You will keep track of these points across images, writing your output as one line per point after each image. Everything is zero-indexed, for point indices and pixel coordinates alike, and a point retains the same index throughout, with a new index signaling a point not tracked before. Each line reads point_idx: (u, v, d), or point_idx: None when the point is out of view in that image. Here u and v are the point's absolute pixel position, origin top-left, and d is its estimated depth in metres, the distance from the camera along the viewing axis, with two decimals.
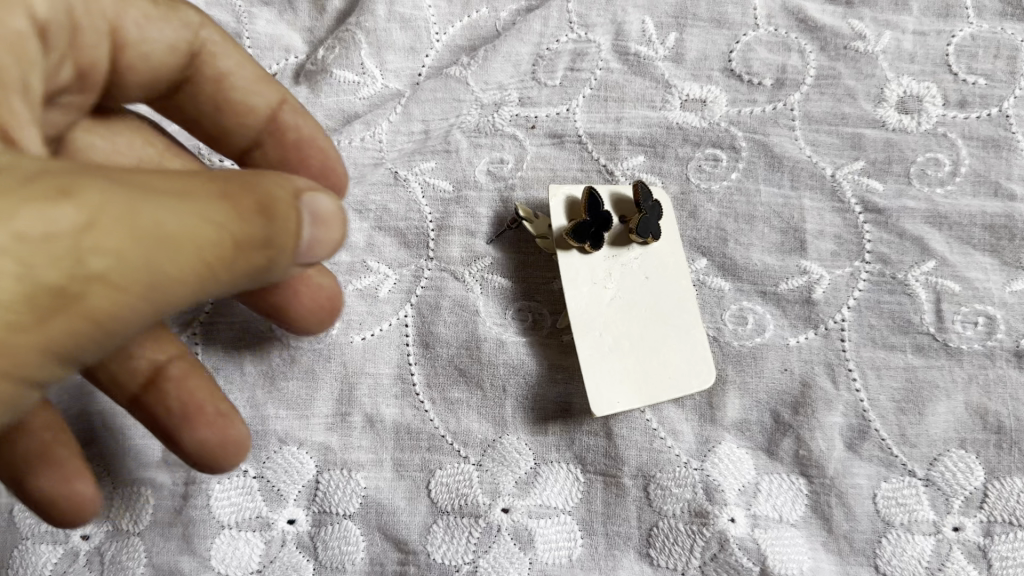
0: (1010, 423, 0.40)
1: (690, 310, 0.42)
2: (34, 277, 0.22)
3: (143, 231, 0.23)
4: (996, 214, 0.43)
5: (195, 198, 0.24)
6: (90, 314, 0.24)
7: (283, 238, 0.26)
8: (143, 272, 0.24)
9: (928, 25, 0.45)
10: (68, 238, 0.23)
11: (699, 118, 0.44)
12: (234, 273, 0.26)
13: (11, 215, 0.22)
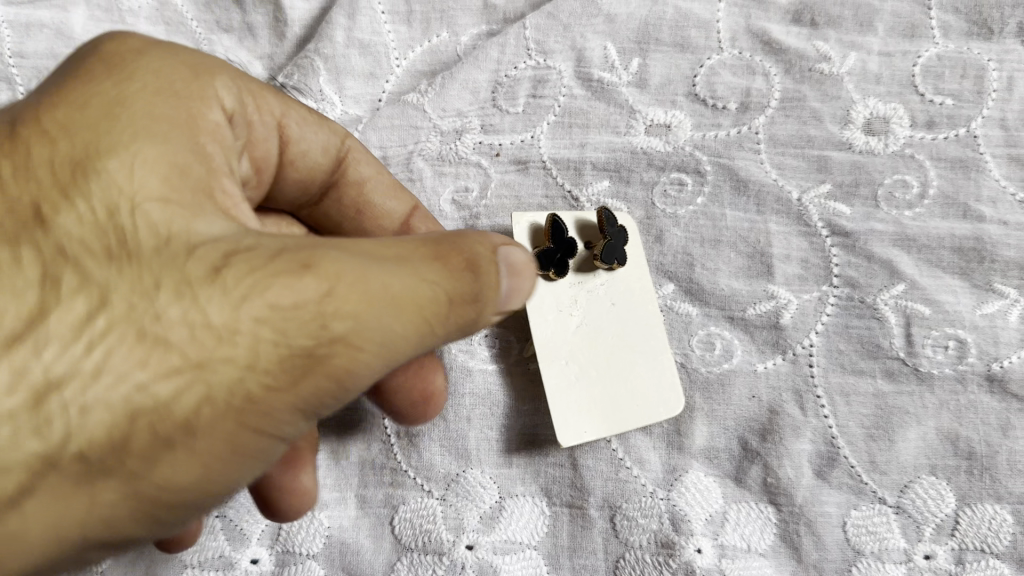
0: (981, 449, 0.40)
1: (658, 337, 0.42)
2: (289, 343, 0.26)
3: (377, 296, 0.27)
4: (965, 236, 0.42)
5: (415, 263, 0.28)
6: (335, 374, 0.27)
7: (486, 294, 0.30)
8: (379, 330, 0.27)
9: (894, 46, 0.45)
10: (321, 305, 0.26)
11: (663, 142, 0.44)
12: (451, 324, 0.29)
13: (265, 289, 0.25)
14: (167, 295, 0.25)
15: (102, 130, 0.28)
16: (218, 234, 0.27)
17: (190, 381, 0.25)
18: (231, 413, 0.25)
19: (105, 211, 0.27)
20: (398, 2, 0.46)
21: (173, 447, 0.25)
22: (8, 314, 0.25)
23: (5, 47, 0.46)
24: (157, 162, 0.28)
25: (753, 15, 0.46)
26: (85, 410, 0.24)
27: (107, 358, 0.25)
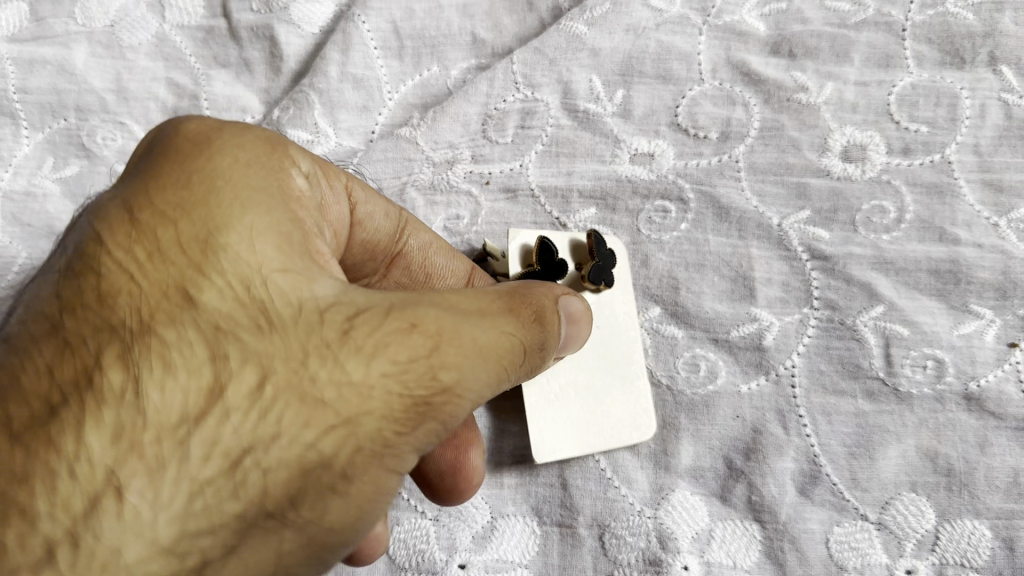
0: (959, 465, 0.41)
1: (638, 363, 0.43)
2: (412, 394, 0.29)
3: (484, 343, 0.30)
4: (942, 258, 0.44)
5: (504, 309, 0.31)
6: (456, 413, 0.30)
7: (550, 341, 0.33)
8: (490, 374, 0.30)
9: (870, 76, 0.47)
10: (443, 357, 0.29)
11: (647, 171, 0.45)
12: (536, 362, 0.33)
13: (392, 348, 0.28)
14: (315, 361, 0.28)
15: (228, 207, 0.29)
16: (337, 297, 0.29)
17: (343, 434, 0.28)
18: (379, 458, 0.29)
19: (239, 287, 0.28)
20: (390, 37, 0.48)
21: (338, 493, 0.28)
22: (187, 392, 0.27)
23: (9, 84, 0.48)
24: (270, 232, 0.30)
25: (733, 46, 0.47)
26: (267, 469, 0.27)
27: (279, 421, 0.27)
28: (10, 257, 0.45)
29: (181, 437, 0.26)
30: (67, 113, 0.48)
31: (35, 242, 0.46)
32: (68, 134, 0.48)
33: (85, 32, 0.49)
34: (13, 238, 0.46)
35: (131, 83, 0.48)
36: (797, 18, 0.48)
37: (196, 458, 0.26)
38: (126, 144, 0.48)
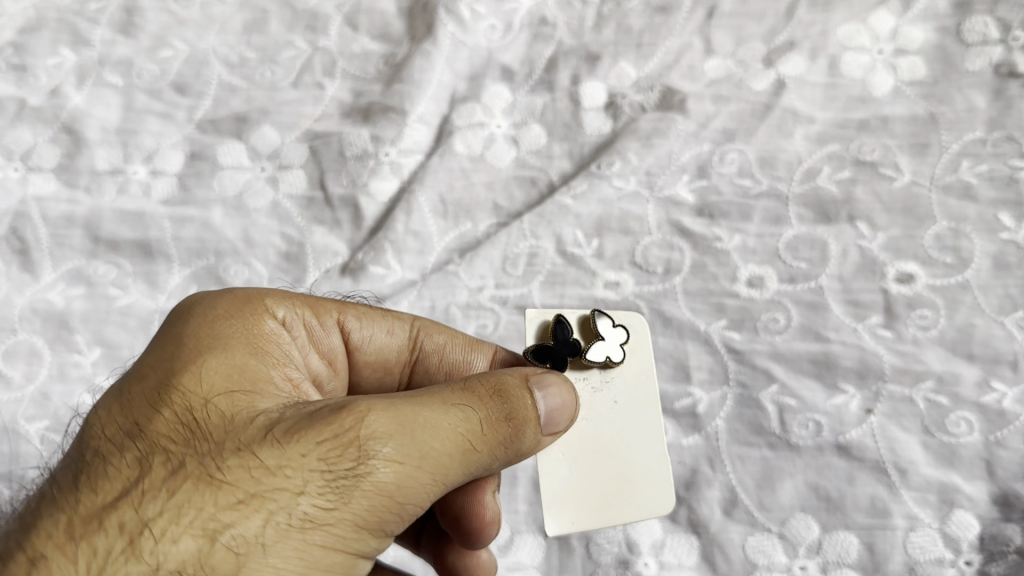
0: (835, 493, 0.59)
1: (652, 432, 0.56)
2: (329, 470, 0.42)
3: (401, 423, 0.43)
4: (818, 352, 0.63)
5: (442, 404, 0.44)
6: (374, 487, 0.42)
7: (516, 411, 0.47)
8: (405, 450, 0.42)
9: (766, 230, 0.67)
10: (346, 439, 0.42)
11: (615, 294, 0.66)
12: (479, 443, 0.45)
13: (303, 437, 0.42)
14: (231, 454, 0.43)
15: (188, 363, 0.47)
16: (268, 415, 0.45)
17: (256, 506, 0.41)
18: (289, 528, 0.41)
19: (185, 416, 0.45)
20: (438, 205, 0.69)
21: (256, 555, 0.40)
22: (121, 487, 0.42)
23: (167, 235, 0.69)
24: (220, 376, 0.47)
25: (672, 211, 0.68)
26: (176, 539, 0.40)
27: (190, 501, 0.41)
28: None
29: (107, 517, 0.41)
30: (207, 254, 0.68)
31: None
32: (207, 269, 0.68)
33: (219, 198, 0.70)
34: None
35: (254, 234, 0.69)
36: (715, 190, 0.68)
37: (114, 532, 0.40)
38: (249, 276, 0.67)
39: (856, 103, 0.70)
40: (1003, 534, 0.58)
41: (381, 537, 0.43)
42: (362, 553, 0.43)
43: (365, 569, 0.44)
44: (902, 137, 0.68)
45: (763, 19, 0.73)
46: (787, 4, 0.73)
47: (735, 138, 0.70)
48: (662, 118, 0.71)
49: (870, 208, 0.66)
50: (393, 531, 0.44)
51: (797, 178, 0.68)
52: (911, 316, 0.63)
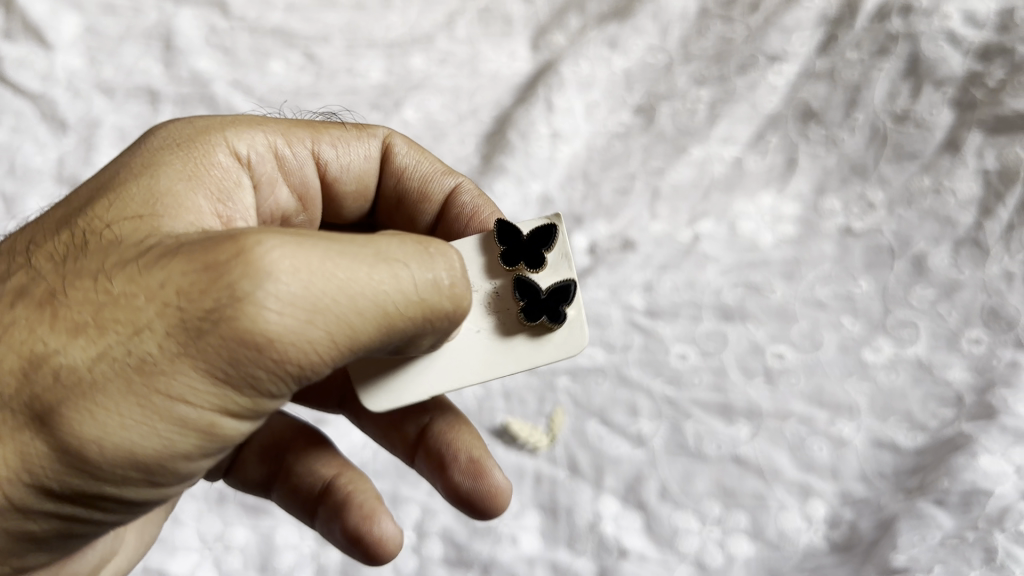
0: (731, 487, 0.91)
1: (469, 369, 0.64)
2: (181, 311, 0.48)
3: (284, 266, 0.47)
4: (721, 399, 0.97)
5: (335, 260, 0.48)
6: (228, 333, 0.47)
7: (436, 278, 0.52)
8: (280, 300, 0.47)
9: (688, 324, 1.03)
10: (213, 280, 0.47)
11: (591, 360, 1.01)
12: (366, 310, 0.49)
13: (174, 276, 0.49)
14: (100, 281, 0.51)
15: (108, 194, 0.59)
16: (164, 248, 0.52)
17: (102, 339, 0.49)
18: (127, 366, 0.48)
19: (80, 240, 0.56)
20: None
21: (88, 384, 0.48)
22: (16, 283, 0.55)
23: None
24: (129, 212, 0.57)
25: (629, 313, 1.05)
26: (17, 354, 0.50)
27: (46, 323, 0.51)
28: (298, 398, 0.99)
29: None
30: None
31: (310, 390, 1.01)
32: None
33: None
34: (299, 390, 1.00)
35: None
36: (657, 300, 1.05)
37: None
38: None
39: (749, 250, 1.08)
40: (840, 512, 0.89)
41: (245, 389, 0.48)
42: (212, 404, 0.49)
43: (230, 416, 0.50)
44: (778, 271, 1.06)
45: (688, 199, 1.13)
46: (703, 190, 1.13)
47: (669, 269, 1.08)
48: (622, 255, 1.09)
49: (755, 313, 1.03)
50: (261, 385, 0.49)
51: (709, 294, 1.05)
52: (784, 380, 0.98)
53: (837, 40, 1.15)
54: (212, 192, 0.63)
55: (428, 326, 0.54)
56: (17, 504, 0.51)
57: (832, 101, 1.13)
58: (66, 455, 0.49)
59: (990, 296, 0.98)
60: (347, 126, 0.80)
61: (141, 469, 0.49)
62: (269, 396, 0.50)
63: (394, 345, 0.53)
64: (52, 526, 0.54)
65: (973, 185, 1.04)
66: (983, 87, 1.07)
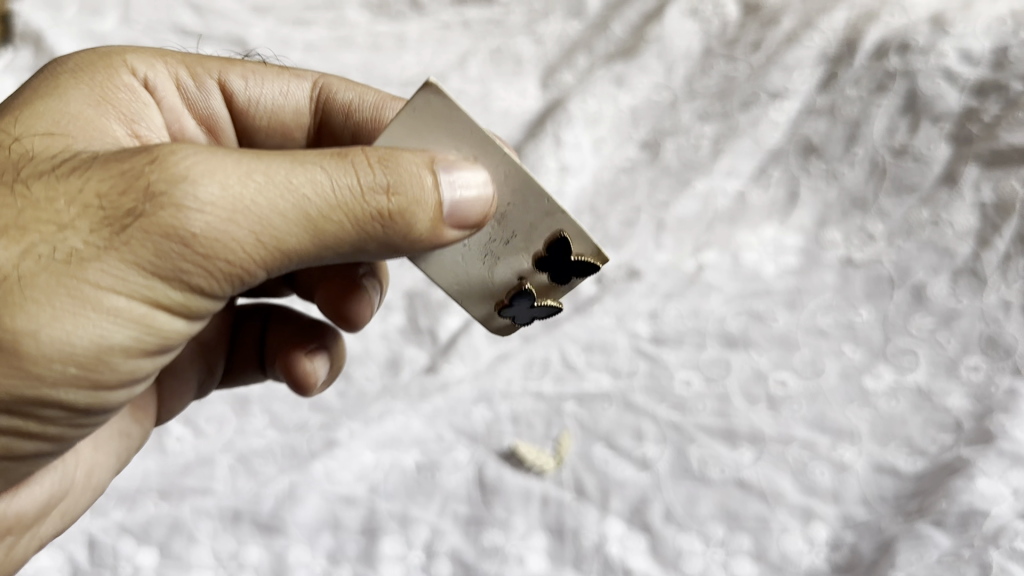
0: (734, 510, 0.93)
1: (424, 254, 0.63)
2: (104, 213, 0.51)
3: (198, 171, 0.51)
4: (725, 424, 0.99)
5: (250, 164, 0.52)
6: (153, 229, 0.50)
7: (376, 179, 0.53)
8: (201, 201, 0.50)
9: (692, 352, 1.06)
10: (132, 183, 0.51)
11: (598, 386, 1.04)
12: (288, 213, 0.52)
13: (94, 182, 0.52)
14: (21, 188, 0.54)
15: (20, 116, 0.62)
16: (78, 160, 0.55)
17: (28, 239, 0.51)
18: (56, 261, 0.51)
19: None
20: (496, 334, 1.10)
21: (16, 279, 0.51)
22: None
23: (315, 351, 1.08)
24: (42, 133, 0.60)
25: (636, 341, 1.08)
26: None
27: None
28: (313, 423, 1.02)
29: None
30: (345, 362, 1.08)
31: (323, 415, 1.04)
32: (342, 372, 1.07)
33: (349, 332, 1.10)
34: (313, 415, 1.03)
35: (372, 350, 1.10)
36: (663, 329, 1.08)
37: None
38: (370, 377, 1.07)
39: (752, 280, 1.11)
40: (843, 535, 0.90)
41: (176, 282, 0.52)
42: (140, 299, 0.52)
43: (162, 309, 0.54)
44: (781, 301, 1.09)
45: (693, 231, 1.17)
46: (707, 223, 1.17)
47: (674, 298, 1.11)
48: (628, 284, 1.13)
49: (758, 341, 1.06)
50: (190, 280, 0.52)
51: (713, 321, 1.08)
52: (787, 406, 1.00)
53: (837, 77, 1.18)
54: (123, 115, 0.69)
55: (370, 239, 0.55)
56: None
57: (833, 136, 1.16)
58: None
59: (988, 325, 1.00)
60: (267, 67, 0.83)
61: (81, 365, 0.53)
62: (199, 292, 0.54)
63: (332, 255, 0.56)
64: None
65: (970, 217, 1.07)
66: (979, 123, 1.09)
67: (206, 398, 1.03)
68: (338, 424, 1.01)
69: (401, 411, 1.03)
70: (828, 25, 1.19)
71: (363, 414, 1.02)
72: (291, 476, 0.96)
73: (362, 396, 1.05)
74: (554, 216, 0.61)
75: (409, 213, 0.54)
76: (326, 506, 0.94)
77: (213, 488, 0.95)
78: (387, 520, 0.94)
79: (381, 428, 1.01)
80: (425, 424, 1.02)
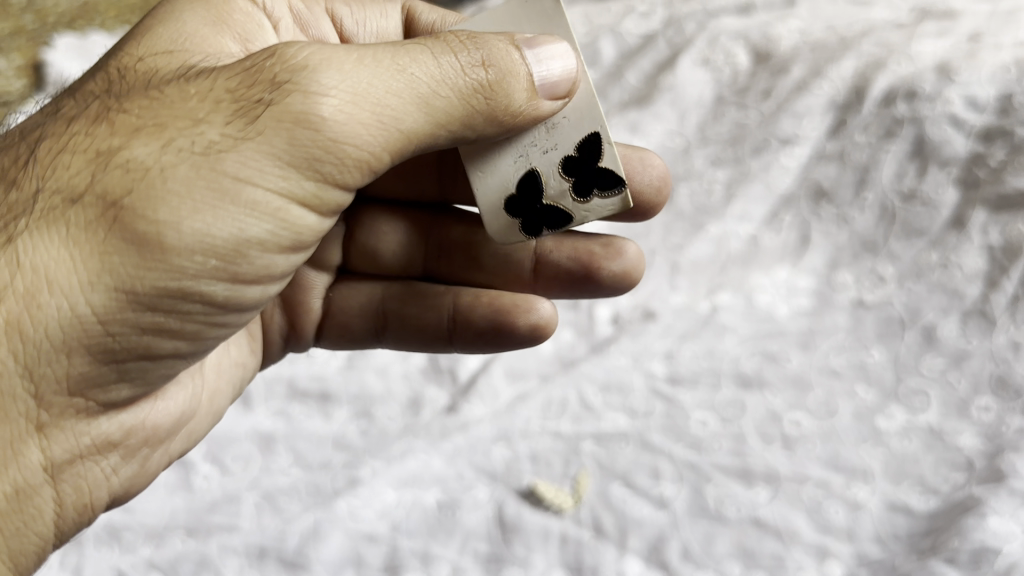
0: (750, 549, 0.95)
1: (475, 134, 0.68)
2: (235, 109, 0.58)
3: (320, 63, 0.58)
4: (740, 464, 1.01)
5: (365, 57, 0.59)
6: (286, 118, 0.57)
7: (476, 60, 0.61)
8: (329, 87, 0.57)
9: (707, 392, 1.08)
10: (261, 80, 0.59)
11: (615, 424, 1.06)
12: (401, 95, 0.59)
13: (223, 86, 0.60)
14: (154, 98, 0.61)
15: (136, 39, 0.69)
16: (204, 70, 0.63)
17: (165, 139, 0.58)
18: (195, 153, 0.57)
19: (128, 78, 0.66)
20: (514, 372, 1.12)
21: (157, 170, 0.57)
22: (67, 119, 0.64)
23: (337, 391, 1.11)
24: (161, 50, 0.67)
25: (652, 381, 1.10)
26: (92, 165, 0.59)
27: (111, 135, 0.60)
28: (335, 461, 1.05)
29: (50, 139, 0.63)
30: (366, 400, 1.10)
31: (345, 452, 1.06)
32: (364, 411, 1.10)
33: (372, 371, 1.13)
34: (335, 453, 1.06)
35: (393, 387, 1.12)
36: (679, 368, 1.11)
37: (52, 158, 0.61)
38: (390, 416, 1.09)
39: (765, 321, 1.13)
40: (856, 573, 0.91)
41: (310, 171, 0.59)
42: (276, 189, 0.58)
43: (297, 201, 0.60)
44: (794, 341, 1.11)
45: (708, 273, 1.19)
46: (721, 265, 1.19)
47: (689, 339, 1.13)
48: (644, 325, 1.15)
49: (772, 382, 1.08)
50: (322, 168, 0.59)
51: (727, 362, 1.10)
52: (801, 446, 1.02)
53: (845, 124, 1.21)
54: (237, 34, 0.71)
55: (479, 116, 0.62)
56: (102, 317, 0.58)
57: (842, 181, 1.19)
58: (148, 244, 0.56)
59: (998, 365, 1.02)
60: None
61: (221, 256, 0.59)
62: (330, 183, 0.60)
63: (445, 136, 0.62)
64: (135, 344, 0.60)
65: (979, 260, 1.09)
66: (985, 167, 1.12)
67: (233, 437, 1.06)
68: (360, 462, 1.04)
69: (421, 448, 1.05)
70: (837, 73, 1.23)
71: (384, 452, 1.05)
72: (315, 512, 0.99)
73: (383, 433, 1.08)
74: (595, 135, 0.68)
75: (506, 86, 0.62)
76: (350, 544, 0.97)
77: (239, 526, 0.98)
78: (410, 559, 0.96)
79: (403, 466, 1.03)
80: (445, 462, 1.04)
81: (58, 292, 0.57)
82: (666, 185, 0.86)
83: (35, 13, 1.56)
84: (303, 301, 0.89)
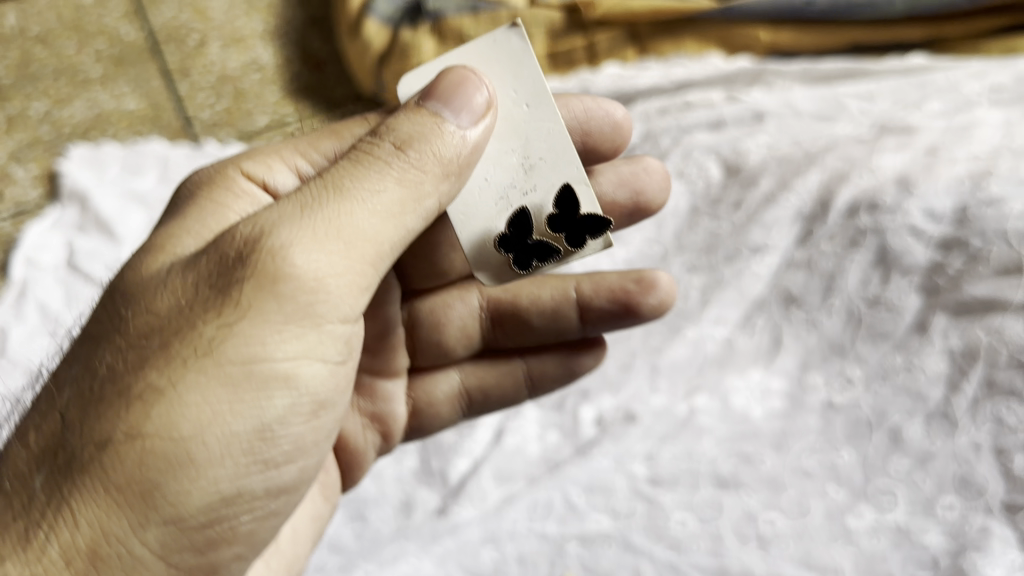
0: None
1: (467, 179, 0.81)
2: (221, 302, 0.66)
3: (278, 222, 0.67)
4: (717, 565, 1.07)
5: (313, 197, 0.69)
6: (269, 291, 0.65)
7: (405, 150, 0.70)
8: (294, 243, 0.66)
9: (685, 493, 1.13)
10: (234, 269, 0.67)
11: (599, 525, 1.12)
12: (358, 215, 0.69)
13: (204, 286, 0.68)
14: (146, 321, 0.68)
15: (127, 257, 0.77)
16: (183, 270, 0.70)
17: (168, 356, 0.65)
18: (200, 358, 0.64)
19: (118, 300, 0.72)
20: (502, 473, 1.18)
21: (170, 390, 0.64)
22: (76, 366, 0.70)
23: None
24: (150, 257, 0.75)
25: (634, 482, 1.15)
26: (107, 408, 0.64)
27: (121, 371, 0.66)
28: (331, 564, 1.10)
29: (64, 398, 0.68)
30: (360, 502, 1.16)
31: (341, 555, 1.11)
32: (359, 512, 1.15)
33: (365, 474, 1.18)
34: (331, 556, 1.11)
35: (387, 490, 1.17)
36: (659, 470, 1.16)
37: (69, 411, 0.67)
38: (383, 518, 1.15)
39: (740, 423, 1.19)
40: None
41: (304, 324, 0.67)
42: (282, 355, 0.66)
43: (303, 363, 0.68)
44: (768, 442, 1.17)
45: (686, 374, 1.26)
46: (698, 367, 1.26)
47: (668, 441, 1.18)
48: (625, 427, 1.21)
49: (746, 483, 1.13)
50: (319, 313, 0.68)
51: (706, 462, 1.16)
52: (774, 546, 1.07)
53: (812, 234, 1.29)
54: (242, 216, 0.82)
55: (423, 186, 0.72)
56: (160, 548, 0.64)
57: (810, 288, 1.26)
58: (180, 458, 0.63)
59: (960, 465, 1.07)
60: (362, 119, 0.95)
61: (248, 444, 0.66)
62: (326, 323, 0.69)
63: (409, 219, 0.72)
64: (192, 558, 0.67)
65: (940, 363, 1.14)
66: (944, 275, 1.18)
67: None
68: (355, 566, 1.09)
69: (412, 551, 1.10)
70: (803, 186, 1.32)
71: (377, 556, 1.09)
72: None
73: (376, 535, 1.13)
74: (573, 178, 0.82)
75: (427, 138, 0.71)
76: None
77: None
78: None
79: (395, 569, 1.08)
80: (436, 566, 1.09)
81: (112, 540, 0.62)
82: (668, 180, 1.05)
83: (50, 123, 1.63)
84: (387, 411, 1.03)
